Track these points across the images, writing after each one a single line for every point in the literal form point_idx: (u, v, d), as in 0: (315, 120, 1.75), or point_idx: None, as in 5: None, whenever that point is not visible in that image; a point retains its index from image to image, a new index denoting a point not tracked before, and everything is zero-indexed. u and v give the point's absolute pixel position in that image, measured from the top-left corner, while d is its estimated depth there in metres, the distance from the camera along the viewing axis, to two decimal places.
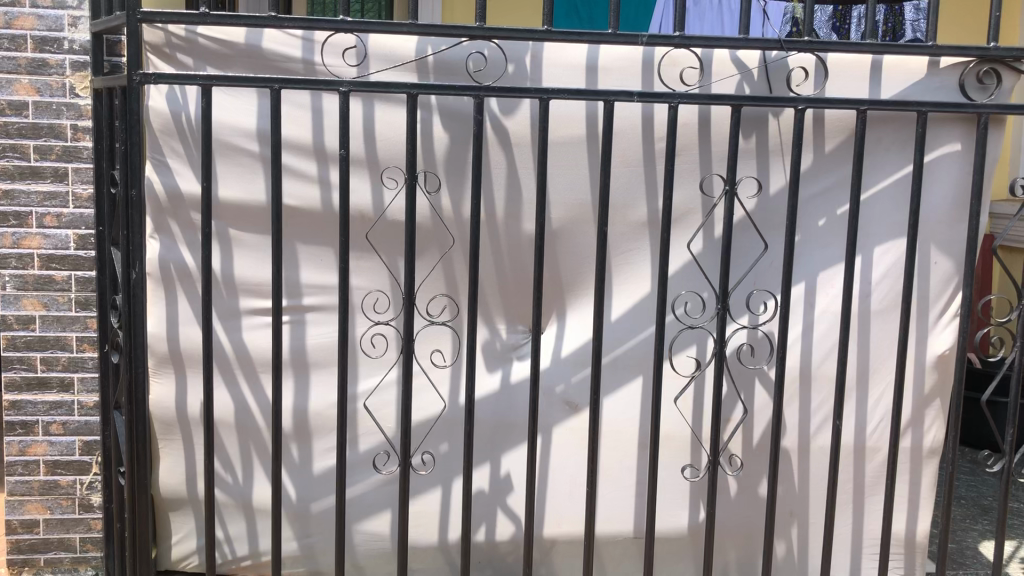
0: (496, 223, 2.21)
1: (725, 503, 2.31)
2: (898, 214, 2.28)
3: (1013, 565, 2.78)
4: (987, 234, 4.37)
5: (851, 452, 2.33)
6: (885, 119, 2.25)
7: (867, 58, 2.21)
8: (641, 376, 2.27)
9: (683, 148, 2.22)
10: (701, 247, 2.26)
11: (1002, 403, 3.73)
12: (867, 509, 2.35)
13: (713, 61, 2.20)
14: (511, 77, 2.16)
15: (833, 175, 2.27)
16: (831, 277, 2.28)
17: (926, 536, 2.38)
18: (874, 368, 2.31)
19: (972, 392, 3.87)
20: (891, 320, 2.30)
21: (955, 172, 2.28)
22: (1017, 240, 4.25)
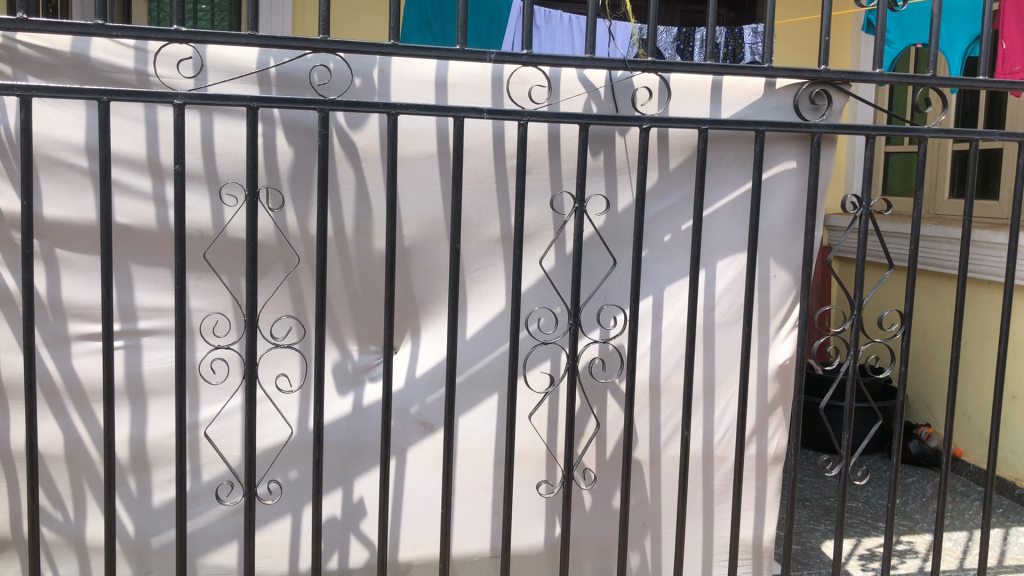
0: (345, 241, 2.15)
1: (580, 518, 2.33)
2: (739, 230, 2.36)
3: (852, 563, 2.92)
4: (824, 245, 4.63)
5: (699, 462, 2.38)
6: (726, 137, 2.32)
7: (707, 79, 2.28)
8: (495, 393, 2.25)
9: (533, 165, 2.22)
10: (552, 263, 2.27)
11: (839, 408, 3.94)
12: (716, 517, 2.41)
13: (560, 79, 2.21)
14: (357, 91, 2.11)
15: (677, 192, 2.32)
16: (677, 291, 2.34)
17: (771, 540, 2.47)
18: (719, 379, 2.38)
19: (812, 397, 4.06)
20: (735, 332, 2.37)
21: (791, 189, 2.38)
22: (849, 251, 4.51)
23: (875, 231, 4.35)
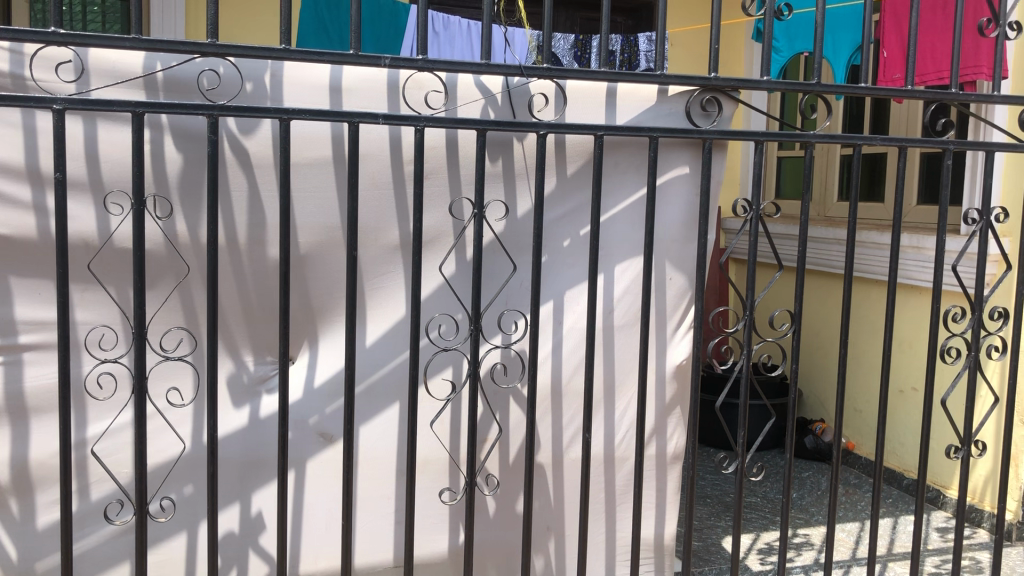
0: (239, 249, 2.10)
1: (484, 523, 2.32)
2: (635, 234, 2.40)
3: (750, 557, 3.00)
4: (717, 248, 4.76)
5: (600, 464, 2.41)
6: (621, 143, 2.36)
7: (602, 86, 2.31)
8: (397, 402, 2.23)
9: (431, 171, 2.21)
10: (452, 269, 2.26)
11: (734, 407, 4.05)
12: (618, 517, 2.44)
13: (457, 85, 2.21)
14: (248, 96, 2.06)
15: (575, 197, 2.35)
16: (576, 295, 2.36)
17: (672, 538, 2.51)
18: (619, 380, 2.41)
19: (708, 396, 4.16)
20: (633, 335, 2.41)
21: (684, 194, 2.43)
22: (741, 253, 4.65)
23: (767, 233, 4.49)
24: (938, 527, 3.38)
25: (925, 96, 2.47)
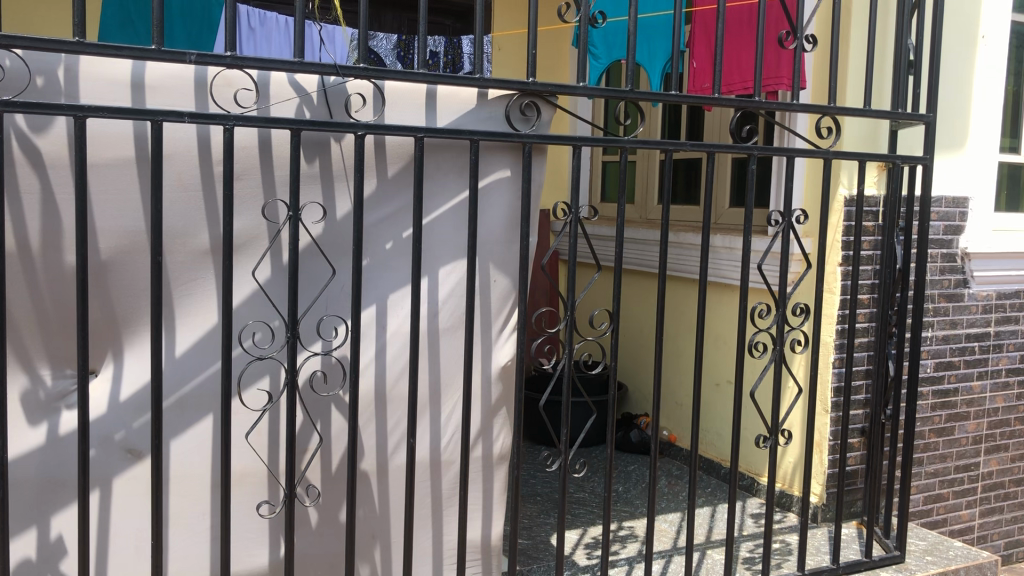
0: (31, 255, 1.95)
1: (306, 535, 2.27)
2: (458, 236, 2.39)
3: (577, 552, 3.06)
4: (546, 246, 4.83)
5: (426, 469, 2.39)
6: (441, 146, 2.35)
7: (422, 87, 2.29)
8: (210, 414, 2.14)
9: (243, 172, 2.12)
10: (267, 274, 2.19)
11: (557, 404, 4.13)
12: (445, 521, 2.44)
13: (270, 83, 2.14)
14: (39, 91, 1.92)
15: (397, 200, 2.31)
16: (399, 299, 2.33)
17: (499, 539, 2.53)
18: (444, 384, 2.40)
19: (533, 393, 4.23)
20: (457, 338, 2.41)
21: (505, 197, 2.44)
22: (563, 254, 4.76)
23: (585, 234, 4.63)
24: (752, 512, 3.57)
25: (730, 104, 2.61)
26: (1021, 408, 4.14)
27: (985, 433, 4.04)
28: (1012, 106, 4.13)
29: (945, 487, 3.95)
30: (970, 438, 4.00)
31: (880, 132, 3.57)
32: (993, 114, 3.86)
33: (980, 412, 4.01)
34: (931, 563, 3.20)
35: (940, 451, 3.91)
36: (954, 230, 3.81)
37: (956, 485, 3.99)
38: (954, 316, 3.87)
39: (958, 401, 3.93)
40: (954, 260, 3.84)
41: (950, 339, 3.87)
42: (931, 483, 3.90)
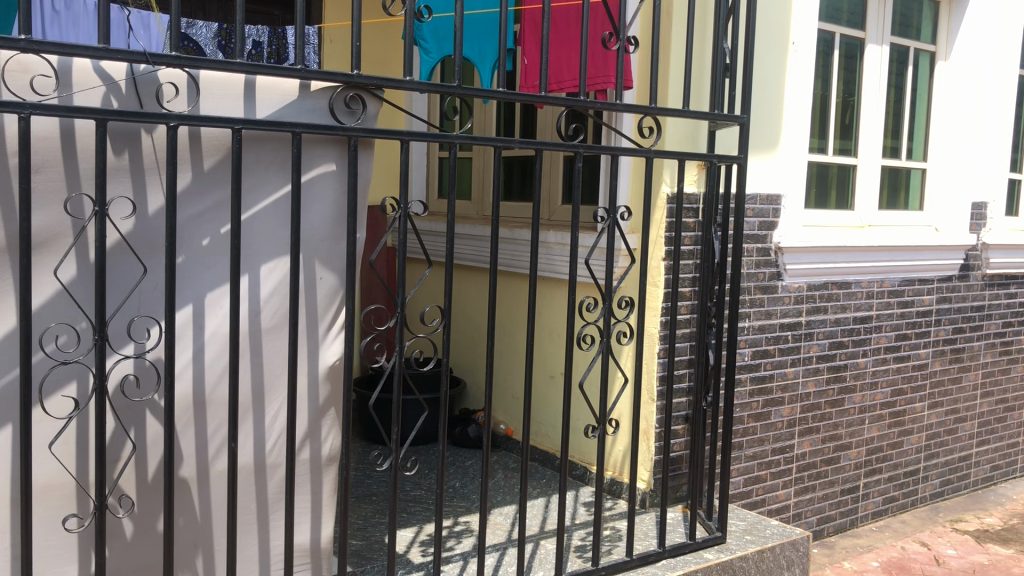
0: None
1: (120, 547, 2.15)
2: (280, 232, 2.32)
3: (412, 550, 3.05)
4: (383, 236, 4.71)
5: (251, 473, 2.32)
6: (262, 139, 2.27)
7: (240, 77, 2.21)
8: (8, 424, 1.99)
9: (43, 164, 1.99)
10: (70, 273, 2.06)
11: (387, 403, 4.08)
12: (271, 525, 2.38)
13: (72, 69, 2.01)
14: None
15: (214, 194, 2.22)
16: (217, 298, 2.24)
17: (329, 541, 2.49)
18: (268, 385, 2.33)
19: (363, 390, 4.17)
20: (280, 337, 2.34)
21: (330, 192, 2.39)
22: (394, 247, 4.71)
23: (414, 229, 4.60)
24: (584, 501, 3.65)
25: (556, 102, 2.65)
26: (830, 392, 4.42)
27: (798, 417, 4.30)
28: (819, 109, 4.40)
29: (762, 469, 4.18)
30: (785, 421, 4.24)
31: (699, 132, 3.73)
32: (803, 116, 4.09)
33: (793, 397, 4.26)
34: (749, 542, 3.36)
35: (758, 435, 4.13)
36: (767, 226, 4.03)
37: (773, 466, 4.23)
38: (768, 306, 4.09)
39: (774, 387, 4.16)
40: (768, 254, 4.05)
41: (766, 329, 4.10)
42: (750, 465, 4.12)
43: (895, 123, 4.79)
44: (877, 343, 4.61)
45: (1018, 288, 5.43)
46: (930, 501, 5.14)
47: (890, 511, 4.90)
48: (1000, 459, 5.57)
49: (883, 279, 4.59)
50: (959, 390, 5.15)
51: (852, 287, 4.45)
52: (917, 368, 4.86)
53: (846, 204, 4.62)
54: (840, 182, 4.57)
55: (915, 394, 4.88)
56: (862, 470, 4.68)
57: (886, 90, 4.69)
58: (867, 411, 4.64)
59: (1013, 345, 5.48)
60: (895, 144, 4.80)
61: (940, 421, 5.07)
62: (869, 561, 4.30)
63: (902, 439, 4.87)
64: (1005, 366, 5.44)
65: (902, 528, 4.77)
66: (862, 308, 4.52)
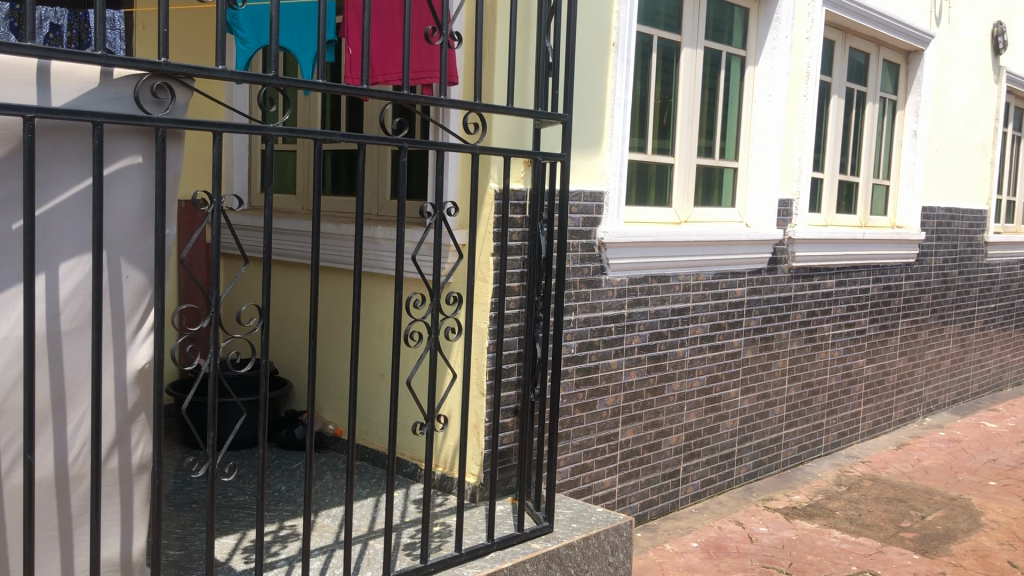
0: None
1: None
2: (81, 228, 2.18)
3: (236, 557, 2.94)
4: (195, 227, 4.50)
5: (51, 487, 2.16)
6: (59, 128, 2.12)
7: (33, 62, 2.06)
8: None
9: None
10: None
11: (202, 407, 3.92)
12: (75, 541, 2.23)
13: None
14: None
15: (4, 187, 2.06)
16: (9, 300, 2.08)
17: (141, 553, 2.37)
18: (69, 392, 2.19)
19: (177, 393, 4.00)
20: (83, 340, 2.20)
21: (136, 186, 2.26)
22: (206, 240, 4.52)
23: (229, 225, 4.44)
24: (414, 498, 3.64)
25: (380, 96, 2.61)
26: (651, 380, 4.59)
27: (622, 406, 4.44)
28: (638, 109, 4.55)
29: (588, 457, 4.29)
30: (609, 410, 4.37)
31: (524, 129, 3.78)
32: (625, 115, 4.22)
33: (617, 386, 4.39)
34: (575, 530, 3.44)
35: (584, 424, 4.24)
36: (591, 222, 4.13)
37: (598, 455, 4.35)
38: (593, 300, 4.20)
39: (599, 377, 4.28)
40: (592, 249, 4.16)
41: (590, 321, 4.21)
42: (577, 454, 4.22)
43: (709, 123, 5.02)
44: (694, 333, 4.83)
45: (820, 280, 5.82)
46: (744, 481, 5.43)
47: (708, 493, 5.15)
48: (806, 439, 5.96)
49: (699, 272, 4.81)
50: (769, 376, 5.47)
51: (670, 281, 4.64)
52: (731, 356, 5.12)
53: (665, 201, 4.81)
54: (659, 179, 4.74)
55: (729, 380, 5.15)
56: (682, 454, 4.89)
57: (701, 93, 4.92)
58: (686, 398, 4.85)
59: (817, 332, 5.87)
60: (709, 144, 5.03)
61: (753, 405, 5.37)
62: (689, 542, 4.50)
63: (718, 423, 5.12)
64: (809, 352, 5.82)
65: (719, 509, 5.01)
66: (680, 300, 4.72)
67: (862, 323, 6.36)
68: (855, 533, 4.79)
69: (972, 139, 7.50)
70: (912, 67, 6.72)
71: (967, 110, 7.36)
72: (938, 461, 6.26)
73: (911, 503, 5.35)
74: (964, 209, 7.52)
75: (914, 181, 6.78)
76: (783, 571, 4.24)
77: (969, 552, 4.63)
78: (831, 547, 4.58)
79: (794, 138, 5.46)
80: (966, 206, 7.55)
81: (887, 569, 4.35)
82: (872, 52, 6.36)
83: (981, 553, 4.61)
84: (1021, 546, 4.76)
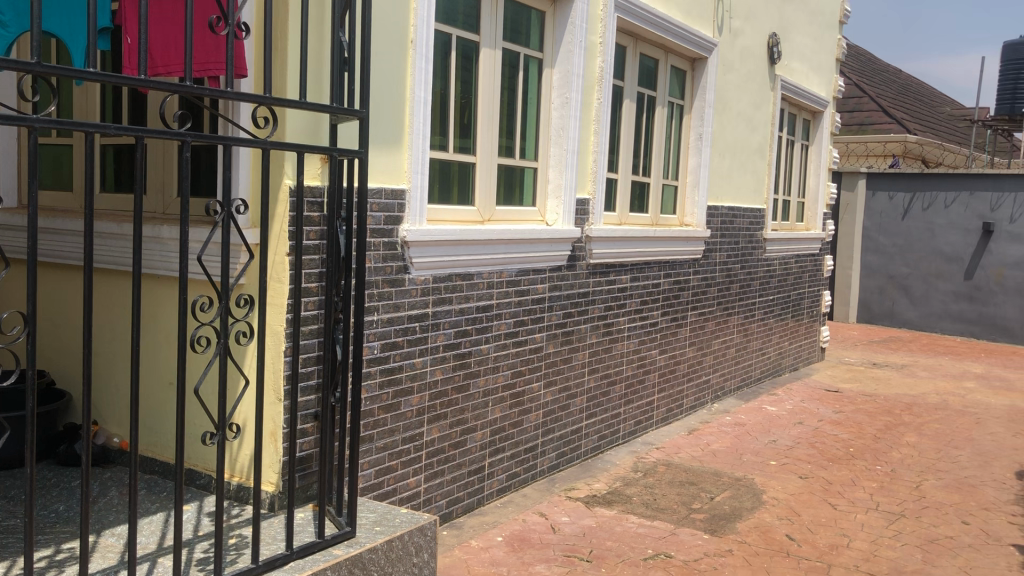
0: None
1: None
2: None
3: None
4: None
5: None
6: None
7: None
8: None
9: None
10: None
11: None
12: None
13: None
14: None
15: None
16: None
17: None
18: None
19: None
20: None
21: None
22: None
23: None
24: (207, 511, 3.47)
25: (161, 87, 2.45)
26: (456, 378, 4.60)
27: (426, 405, 4.42)
28: (438, 106, 4.54)
29: (393, 459, 4.25)
30: (414, 410, 4.35)
31: (319, 126, 3.68)
32: (425, 113, 4.20)
33: (421, 385, 4.37)
34: (378, 533, 3.39)
35: (388, 426, 4.19)
36: (393, 220, 4.09)
37: (403, 456, 4.31)
38: (396, 299, 4.16)
39: (403, 377, 4.24)
40: (394, 248, 4.12)
41: (393, 321, 4.16)
42: (381, 456, 4.17)
43: (509, 123, 5.09)
44: (497, 330, 4.88)
45: (616, 275, 6.05)
46: (547, 473, 5.56)
47: (512, 487, 5.22)
48: (605, 429, 6.17)
49: (502, 270, 4.87)
50: (569, 369, 5.63)
51: (473, 279, 4.67)
52: (533, 351, 5.22)
53: (466, 200, 4.83)
54: (460, 178, 4.76)
55: (532, 375, 5.24)
56: (487, 450, 4.93)
57: (500, 93, 4.98)
58: (490, 394, 4.90)
59: (614, 326, 6.10)
60: (509, 143, 5.10)
61: (554, 398, 5.50)
62: (494, 536, 4.55)
63: (522, 417, 5.21)
64: (607, 344, 6.03)
65: (523, 502, 5.10)
66: (483, 297, 4.76)
67: (655, 316, 6.67)
68: (651, 517, 5.01)
69: (751, 143, 8.03)
70: (697, 73, 7.11)
71: (747, 115, 7.86)
72: (725, 444, 6.65)
73: (701, 485, 5.65)
74: (746, 208, 8.04)
75: (700, 181, 7.16)
76: (584, 558, 4.37)
77: (752, 529, 4.94)
78: (629, 532, 4.76)
79: (590, 139, 5.63)
80: (747, 206, 8.08)
81: (680, 550, 4.57)
82: (661, 58, 6.67)
83: (763, 529, 4.94)
84: (798, 520, 5.13)
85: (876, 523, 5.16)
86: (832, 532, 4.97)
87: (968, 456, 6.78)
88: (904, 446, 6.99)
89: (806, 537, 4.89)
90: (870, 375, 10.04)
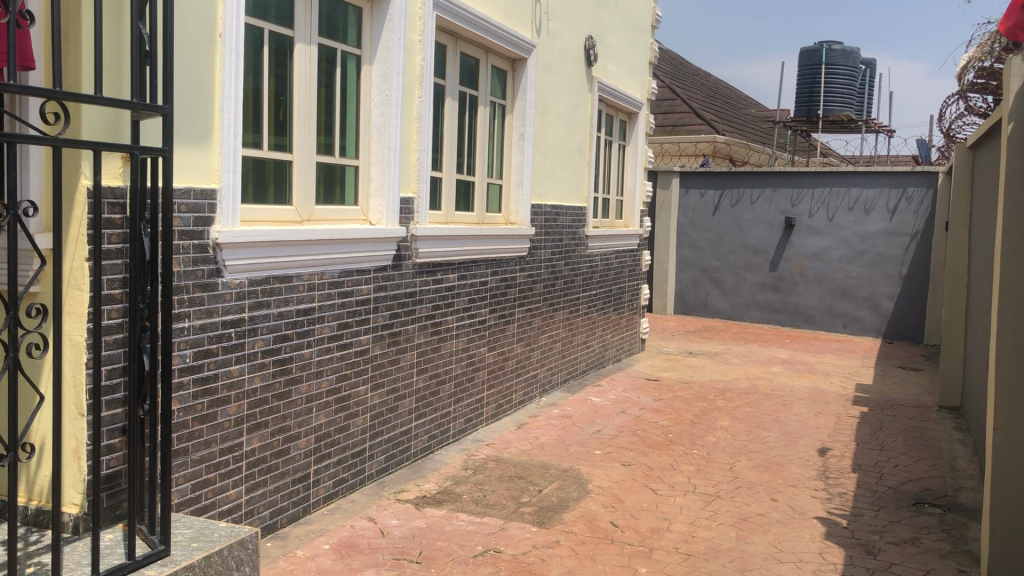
0: None
1: None
2: None
3: None
4: None
5: None
6: None
7: None
8: None
9: None
10: None
11: None
12: None
13: None
14: None
15: None
16: None
17: None
18: None
19: None
20: None
21: None
22: None
23: None
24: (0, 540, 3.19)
25: None
26: (276, 385, 4.46)
27: (244, 414, 4.25)
28: (251, 103, 4.37)
29: (210, 471, 4.06)
30: (232, 420, 4.17)
31: (119, 123, 3.46)
32: (236, 109, 4.04)
33: (239, 394, 4.20)
34: (195, 549, 3.22)
35: (204, 437, 4.00)
36: (203, 221, 3.91)
37: (221, 468, 4.13)
38: (208, 305, 3.98)
39: (218, 386, 4.07)
40: (206, 251, 3.94)
41: (206, 328, 3.98)
42: (197, 469, 3.98)
43: (328, 121, 4.97)
44: (319, 333, 4.76)
45: (442, 274, 6.04)
46: (376, 477, 5.47)
47: (339, 493, 5.11)
48: (434, 429, 6.15)
49: (323, 271, 4.75)
50: (397, 369, 5.57)
51: (293, 281, 4.53)
52: (358, 354, 5.13)
53: (284, 199, 4.69)
54: (277, 177, 4.61)
55: (357, 379, 5.14)
56: (311, 457, 4.81)
57: (318, 90, 4.86)
58: (313, 400, 4.77)
59: (441, 325, 6.08)
60: (328, 141, 4.99)
61: (381, 400, 5.43)
62: (320, 545, 4.44)
63: (348, 422, 5.11)
64: (434, 344, 6.01)
65: (351, 508, 5.01)
66: (304, 300, 4.63)
67: (482, 314, 6.71)
68: (481, 514, 5.03)
69: (571, 143, 8.21)
70: (517, 74, 7.21)
71: (566, 115, 8.04)
72: (552, 437, 6.78)
73: (529, 479, 5.74)
74: (567, 206, 8.22)
75: (524, 180, 7.26)
76: (414, 560, 4.33)
77: (579, 519, 5.05)
78: (459, 530, 4.76)
79: (413, 137, 5.59)
80: (569, 203, 8.26)
81: (508, 544, 4.61)
82: (482, 58, 6.71)
83: (588, 518, 5.06)
84: (621, 507, 5.30)
85: (693, 506, 5.40)
86: (653, 517, 5.16)
87: (776, 437, 7.21)
88: (719, 430, 7.36)
89: (629, 523, 5.05)
90: (687, 364, 10.51)
